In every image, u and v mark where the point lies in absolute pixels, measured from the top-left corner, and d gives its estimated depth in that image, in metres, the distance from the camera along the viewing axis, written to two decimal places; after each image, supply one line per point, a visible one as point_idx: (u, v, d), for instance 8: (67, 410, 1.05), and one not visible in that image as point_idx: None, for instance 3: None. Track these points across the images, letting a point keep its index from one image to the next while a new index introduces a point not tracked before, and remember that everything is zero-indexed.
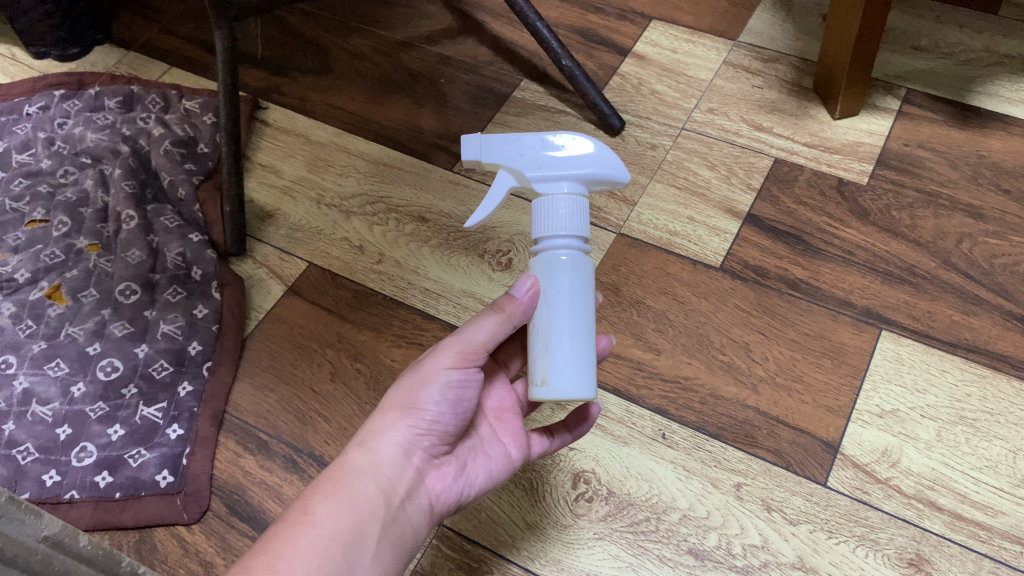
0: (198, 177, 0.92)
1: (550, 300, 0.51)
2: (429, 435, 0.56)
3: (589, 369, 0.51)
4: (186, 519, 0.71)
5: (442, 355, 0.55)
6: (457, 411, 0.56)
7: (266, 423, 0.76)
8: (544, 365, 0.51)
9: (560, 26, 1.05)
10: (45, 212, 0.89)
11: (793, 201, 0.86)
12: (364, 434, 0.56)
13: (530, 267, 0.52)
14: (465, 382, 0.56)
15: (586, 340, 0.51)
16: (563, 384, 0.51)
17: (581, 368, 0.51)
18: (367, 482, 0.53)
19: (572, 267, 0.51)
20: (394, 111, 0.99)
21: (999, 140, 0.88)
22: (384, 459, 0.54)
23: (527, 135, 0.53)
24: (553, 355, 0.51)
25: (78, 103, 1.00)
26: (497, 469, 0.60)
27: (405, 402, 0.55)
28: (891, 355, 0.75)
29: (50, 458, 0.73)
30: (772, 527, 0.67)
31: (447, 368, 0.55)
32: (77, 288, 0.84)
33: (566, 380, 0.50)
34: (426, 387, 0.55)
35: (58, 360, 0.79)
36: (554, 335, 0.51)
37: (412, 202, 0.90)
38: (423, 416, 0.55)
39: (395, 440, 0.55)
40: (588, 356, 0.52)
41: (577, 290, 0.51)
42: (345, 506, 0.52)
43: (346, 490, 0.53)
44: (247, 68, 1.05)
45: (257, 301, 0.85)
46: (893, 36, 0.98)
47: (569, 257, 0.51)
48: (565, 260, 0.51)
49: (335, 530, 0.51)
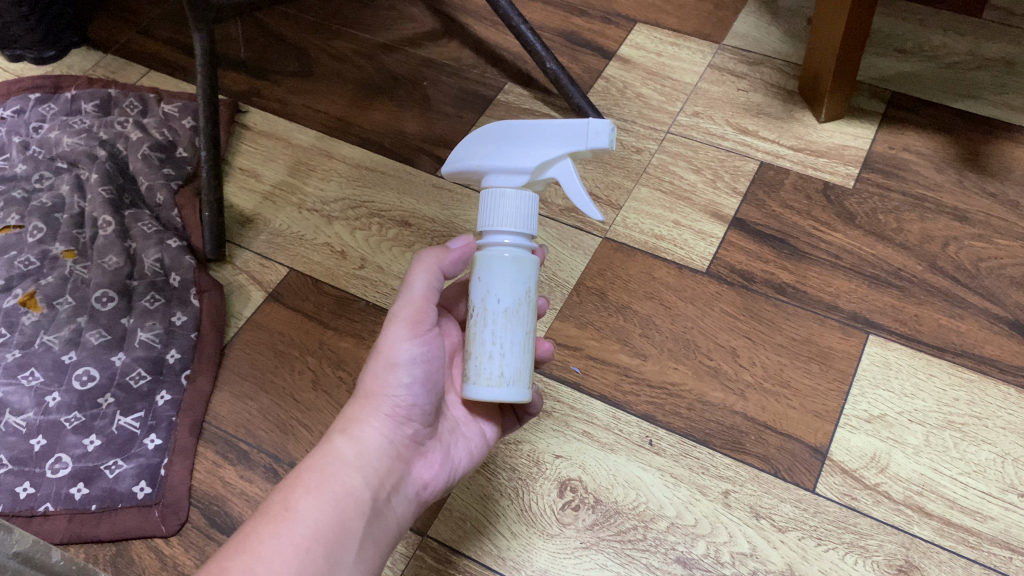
0: (177, 181, 0.90)
1: None
2: (409, 418, 0.54)
3: (521, 372, 0.51)
4: (165, 532, 0.69)
5: (398, 328, 0.54)
6: (429, 388, 0.54)
7: (247, 432, 0.75)
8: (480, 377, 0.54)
9: (544, 29, 1.04)
10: (19, 217, 0.87)
11: (779, 204, 0.86)
12: (345, 422, 0.54)
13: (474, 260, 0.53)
14: (429, 355, 0.54)
15: (523, 339, 0.51)
16: (483, 383, 0.51)
17: (508, 368, 0.51)
18: (350, 473, 0.52)
19: (512, 259, 0.50)
20: (377, 114, 0.97)
21: (984, 143, 0.88)
22: (369, 450, 0.53)
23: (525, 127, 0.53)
24: (479, 350, 0.51)
25: (54, 106, 0.98)
26: (478, 449, 0.60)
27: (378, 385, 0.54)
28: (879, 359, 0.75)
29: (24, 470, 0.71)
30: (760, 535, 0.66)
31: (408, 344, 0.53)
32: (53, 295, 0.81)
33: (487, 379, 0.51)
34: (394, 369, 0.53)
35: (32, 369, 0.76)
36: None
37: (396, 206, 0.89)
38: (397, 399, 0.54)
39: (377, 429, 0.54)
40: (525, 357, 0.52)
41: (514, 289, 0.51)
42: (327, 501, 0.50)
43: (327, 484, 0.51)
44: (227, 71, 1.03)
45: (236, 307, 0.83)
46: (878, 39, 0.98)
47: (513, 255, 0.51)
48: (509, 257, 0.50)
49: (318, 526, 0.49)
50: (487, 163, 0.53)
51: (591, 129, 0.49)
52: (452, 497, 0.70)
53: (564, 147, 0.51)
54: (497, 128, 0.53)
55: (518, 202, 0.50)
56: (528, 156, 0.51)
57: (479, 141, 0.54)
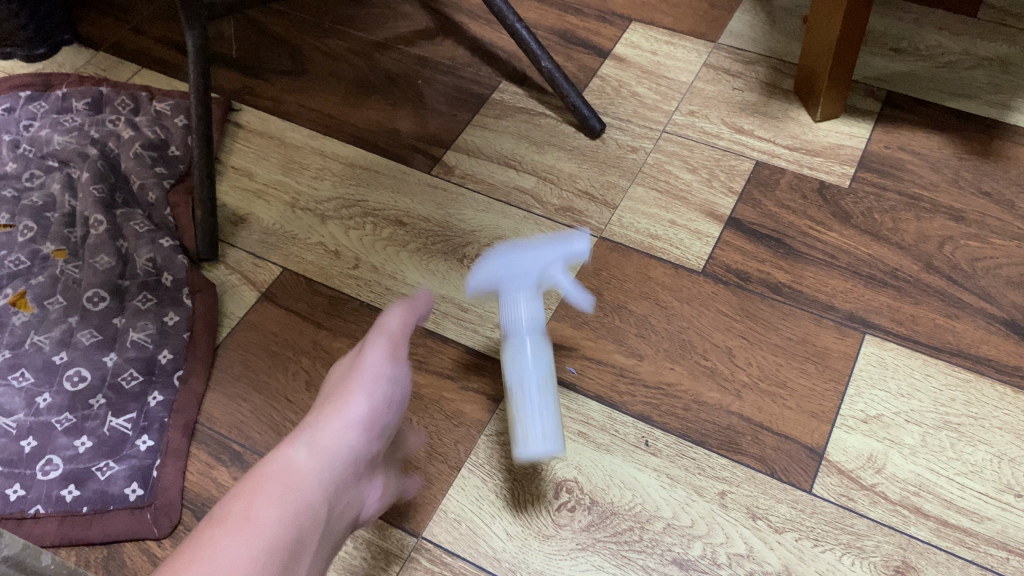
0: (169, 180, 0.89)
1: (525, 369, 0.65)
2: (361, 438, 0.55)
3: (556, 431, 0.64)
4: (157, 534, 0.68)
5: (376, 350, 0.59)
6: (383, 411, 0.57)
7: (240, 433, 0.74)
8: (522, 423, 0.64)
9: (539, 27, 1.04)
10: (10, 217, 0.86)
11: (775, 204, 0.85)
12: (298, 436, 0.52)
13: (501, 322, 0.67)
14: (396, 380, 0.59)
15: (553, 405, 0.65)
16: (533, 439, 0.63)
17: (548, 423, 0.64)
18: (309, 488, 0.49)
19: (533, 342, 0.66)
20: (372, 113, 0.97)
21: (979, 143, 0.88)
22: (325, 466, 0.51)
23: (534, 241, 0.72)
24: (524, 422, 0.64)
25: (45, 104, 0.97)
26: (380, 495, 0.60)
27: (342, 399, 0.55)
28: (875, 360, 0.74)
29: (14, 472, 0.70)
30: (757, 536, 0.66)
31: (382, 361, 0.59)
32: (44, 295, 0.81)
33: (536, 433, 0.64)
34: (362, 386, 0.56)
35: (23, 370, 0.76)
36: (520, 388, 0.65)
37: (390, 205, 0.89)
38: (355, 416, 0.55)
39: (334, 443, 0.53)
40: (556, 413, 0.66)
41: (539, 364, 0.66)
42: (289, 511, 0.47)
43: (288, 494, 0.48)
44: (220, 69, 1.02)
45: (229, 307, 0.82)
46: (873, 39, 0.98)
47: (531, 325, 0.66)
48: (529, 318, 0.66)
49: (281, 535, 0.45)
50: (509, 285, 0.67)
51: (576, 242, 0.73)
52: (447, 499, 0.69)
53: (562, 252, 0.71)
54: (517, 253, 0.69)
55: (531, 313, 0.66)
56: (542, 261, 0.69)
57: (501, 265, 0.69)
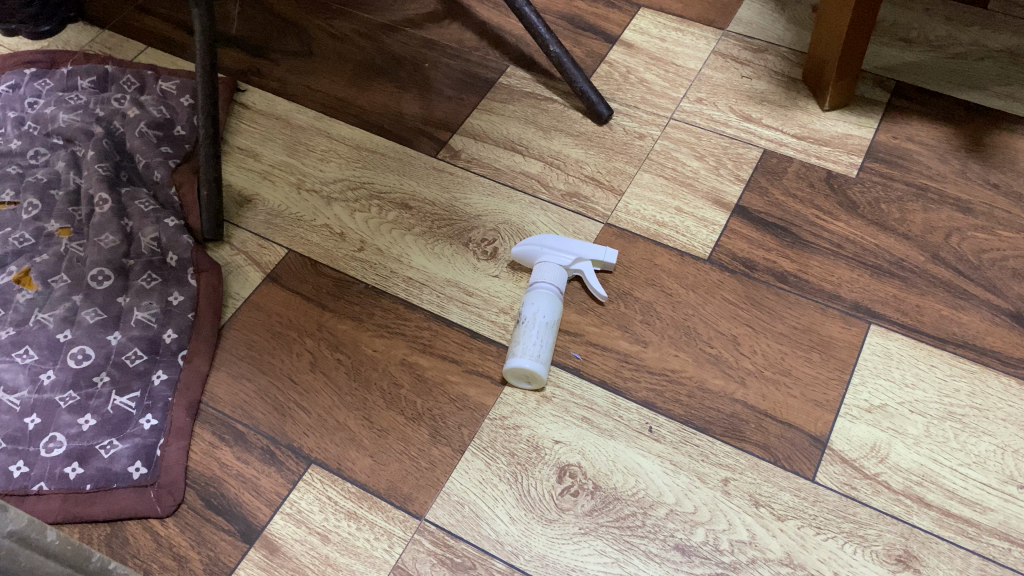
0: (175, 160, 0.89)
1: (538, 315, 0.74)
2: None
3: (546, 356, 0.72)
4: (160, 512, 0.69)
5: None
6: None
7: (244, 414, 0.74)
8: (522, 342, 0.73)
9: (547, 12, 1.03)
10: (14, 194, 0.86)
11: (782, 192, 0.85)
12: None
13: (535, 267, 0.78)
14: None
15: (551, 339, 0.74)
16: (527, 356, 0.72)
17: (543, 351, 0.72)
18: None
19: (553, 294, 0.76)
20: (378, 96, 0.96)
21: (988, 135, 0.87)
22: None
23: (571, 239, 0.80)
24: (527, 341, 0.72)
25: (50, 82, 0.96)
26: None
27: None
28: (880, 349, 0.74)
29: (17, 449, 0.71)
30: (759, 523, 0.66)
31: None
32: (48, 273, 0.81)
33: (531, 353, 0.72)
34: None
35: (27, 347, 0.76)
36: (530, 322, 0.74)
37: (396, 188, 0.88)
38: None
39: None
40: (551, 345, 0.74)
41: (553, 308, 0.75)
42: None
43: None
44: (226, 50, 1.01)
45: (234, 288, 0.82)
46: (883, 28, 0.97)
47: (551, 290, 0.76)
48: (556, 269, 0.77)
49: None
50: (548, 258, 0.78)
51: (611, 252, 0.79)
52: (450, 482, 0.69)
53: (593, 254, 0.78)
54: (560, 239, 0.79)
55: (554, 278, 0.76)
56: (575, 251, 0.78)
57: (546, 241, 0.79)
